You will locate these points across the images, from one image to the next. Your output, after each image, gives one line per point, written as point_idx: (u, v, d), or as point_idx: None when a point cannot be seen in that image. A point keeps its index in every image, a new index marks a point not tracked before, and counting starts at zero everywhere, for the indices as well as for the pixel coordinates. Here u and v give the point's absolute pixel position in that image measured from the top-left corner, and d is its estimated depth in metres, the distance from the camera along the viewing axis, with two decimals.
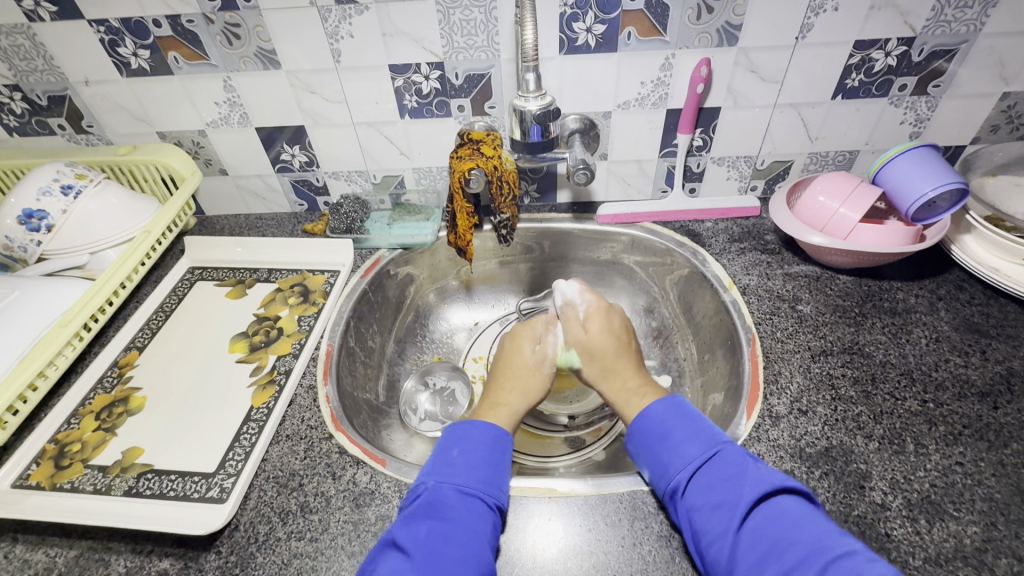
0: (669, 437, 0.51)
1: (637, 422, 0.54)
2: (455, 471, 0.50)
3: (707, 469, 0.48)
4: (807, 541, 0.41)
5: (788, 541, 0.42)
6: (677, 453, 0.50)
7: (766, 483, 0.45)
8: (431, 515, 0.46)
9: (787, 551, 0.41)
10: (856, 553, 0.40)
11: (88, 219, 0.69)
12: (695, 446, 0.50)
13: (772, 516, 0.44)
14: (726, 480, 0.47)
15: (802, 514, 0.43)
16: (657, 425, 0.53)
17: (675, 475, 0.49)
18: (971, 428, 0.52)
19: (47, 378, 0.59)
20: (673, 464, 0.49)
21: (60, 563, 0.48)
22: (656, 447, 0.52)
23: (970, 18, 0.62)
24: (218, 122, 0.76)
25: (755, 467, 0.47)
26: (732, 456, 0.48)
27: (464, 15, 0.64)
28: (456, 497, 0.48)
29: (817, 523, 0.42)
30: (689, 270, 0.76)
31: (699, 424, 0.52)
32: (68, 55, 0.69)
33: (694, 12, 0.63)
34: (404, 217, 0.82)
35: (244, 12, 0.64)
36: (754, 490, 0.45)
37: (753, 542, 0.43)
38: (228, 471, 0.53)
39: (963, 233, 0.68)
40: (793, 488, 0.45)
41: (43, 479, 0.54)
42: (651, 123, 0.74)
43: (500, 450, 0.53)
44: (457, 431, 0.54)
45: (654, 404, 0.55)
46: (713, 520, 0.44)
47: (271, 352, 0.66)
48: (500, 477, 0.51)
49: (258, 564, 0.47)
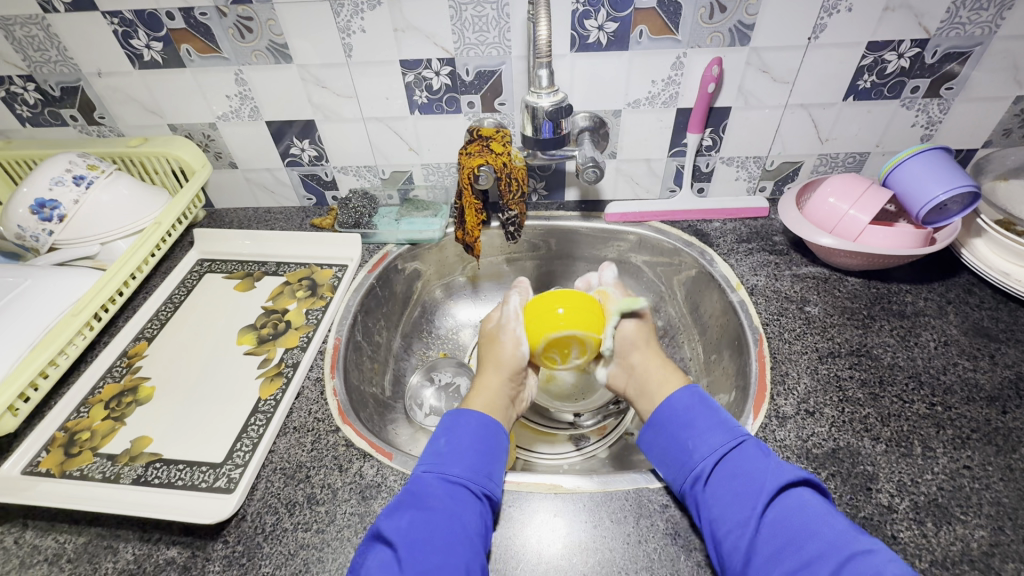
0: (694, 426, 0.52)
1: (659, 409, 0.55)
2: (443, 460, 0.51)
3: (730, 459, 0.48)
4: (827, 533, 0.42)
5: (806, 533, 0.43)
6: (701, 440, 0.50)
7: (790, 474, 0.46)
8: (414, 505, 0.47)
9: (808, 542, 0.42)
10: (875, 550, 0.40)
11: (99, 210, 0.69)
12: (720, 435, 0.50)
13: (793, 508, 0.44)
14: (747, 472, 0.47)
15: (823, 508, 0.44)
16: (682, 414, 0.53)
17: (700, 462, 0.49)
18: (980, 432, 0.52)
19: (59, 367, 0.59)
20: (697, 451, 0.50)
21: (69, 550, 0.48)
22: (681, 435, 0.52)
23: (985, 20, 0.62)
24: (229, 116, 0.77)
25: (773, 460, 0.48)
26: (754, 448, 0.49)
27: (476, 11, 0.64)
28: (441, 485, 0.48)
29: (837, 518, 0.43)
30: (696, 270, 0.76)
31: (721, 415, 0.52)
32: (82, 47, 0.69)
33: (707, 11, 0.63)
34: (412, 212, 0.82)
35: (256, 6, 0.65)
36: (776, 481, 0.46)
37: (774, 532, 0.44)
38: (235, 461, 0.54)
39: (973, 237, 0.68)
40: (810, 482, 0.46)
41: (53, 466, 0.55)
42: (661, 122, 0.74)
43: (488, 439, 0.54)
44: (448, 421, 0.55)
45: (681, 391, 0.55)
46: (734, 509, 0.45)
47: (279, 344, 0.66)
48: (489, 465, 0.51)
49: (265, 554, 0.47)
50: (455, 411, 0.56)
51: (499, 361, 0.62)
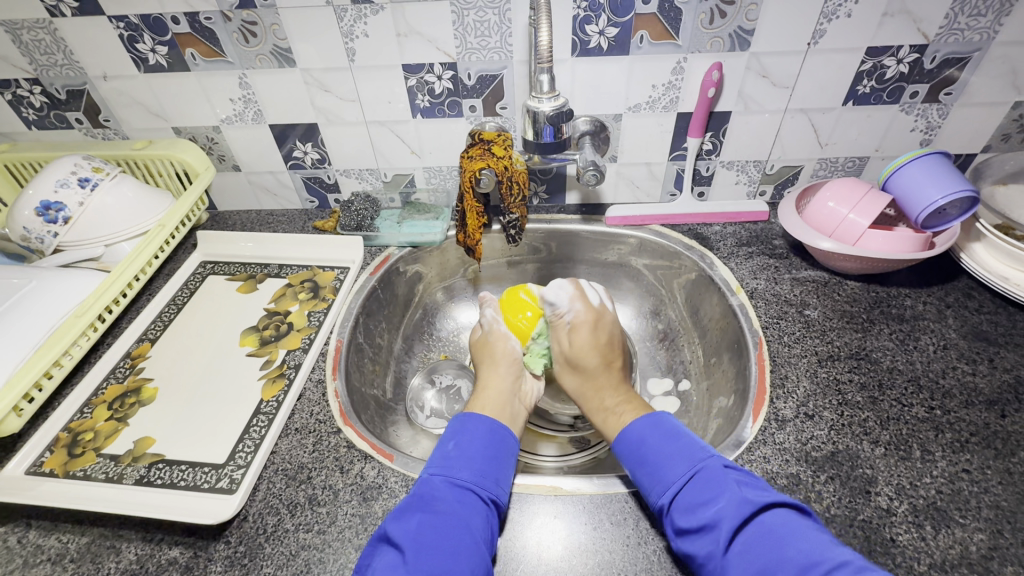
0: (649, 462, 0.51)
1: (618, 446, 0.55)
2: (451, 463, 0.51)
3: (686, 492, 0.47)
4: (793, 556, 0.41)
5: (775, 559, 0.41)
6: (656, 477, 0.50)
7: (749, 502, 0.45)
8: (423, 508, 0.47)
9: (779, 568, 0.41)
10: (847, 563, 0.39)
11: (103, 212, 0.70)
12: (675, 468, 0.49)
13: (758, 536, 0.43)
14: (705, 502, 0.46)
15: (789, 528, 0.42)
16: (636, 448, 0.53)
17: (658, 500, 0.48)
18: (978, 435, 0.52)
19: (63, 367, 0.60)
20: (654, 488, 0.49)
21: (72, 550, 0.49)
22: (638, 472, 0.51)
23: (983, 26, 0.62)
24: (233, 119, 0.77)
25: (737, 484, 0.47)
26: (713, 473, 0.48)
27: (478, 16, 0.65)
28: (450, 489, 0.49)
29: (804, 537, 0.42)
30: (697, 274, 0.76)
31: (678, 444, 0.52)
32: (88, 51, 0.70)
33: (707, 17, 0.63)
34: (413, 216, 0.83)
35: (261, 10, 0.65)
36: (734, 510, 0.44)
37: (742, 564, 0.42)
38: (238, 462, 0.54)
39: (972, 242, 0.68)
40: (774, 504, 0.45)
41: (57, 466, 0.55)
42: (662, 126, 0.74)
43: (496, 445, 0.54)
44: (456, 426, 0.56)
45: (636, 421, 0.56)
46: (697, 544, 0.44)
47: (281, 346, 0.67)
48: (497, 470, 0.52)
49: (266, 555, 0.48)
50: (462, 416, 0.57)
51: (495, 357, 0.65)
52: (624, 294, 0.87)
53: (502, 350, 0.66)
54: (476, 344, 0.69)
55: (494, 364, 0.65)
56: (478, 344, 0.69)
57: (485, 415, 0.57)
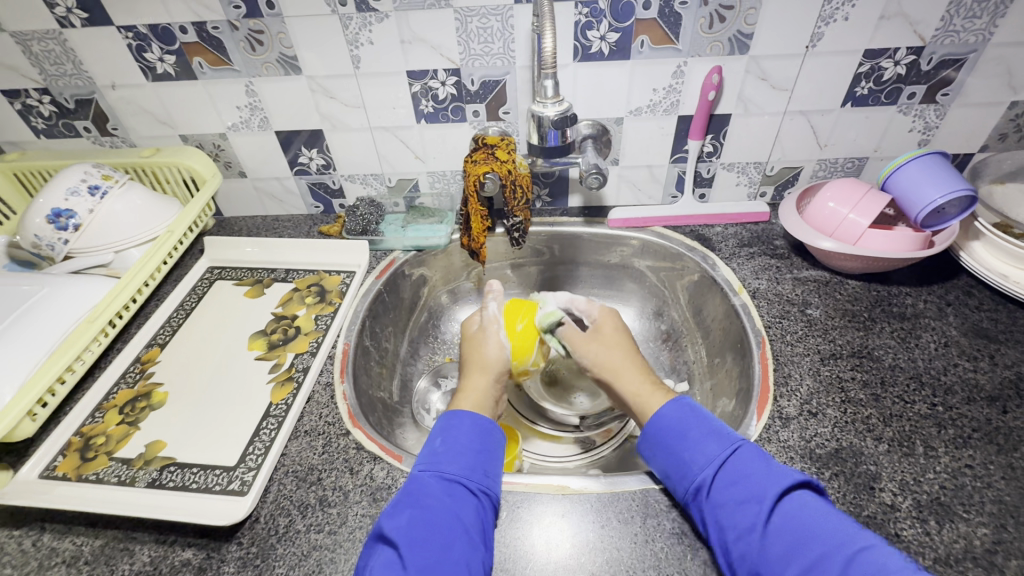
0: (688, 436, 0.50)
1: (652, 424, 0.53)
2: (439, 459, 0.51)
3: (725, 467, 0.47)
4: (831, 534, 0.41)
5: (811, 535, 0.42)
6: (697, 451, 0.49)
7: (788, 478, 0.45)
8: (412, 504, 0.47)
9: (813, 545, 0.41)
10: (874, 546, 0.40)
11: (112, 219, 0.71)
12: (715, 445, 0.49)
13: (795, 513, 0.43)
14: (746, 477, 0.46)
15: (823, 509, 0.43)
16: (676, 424, 0.52)
17: (698, 473, 0.48)
18: (980, 431, 0.53)
19: (75, 372, 0.61)
20: (695, 462, 0.49)
21: (86, 552, 0.49)
22: (673, 447, 0.51)
23: (979, 28, 0.63)
24: (240, 126, 0.78)
25: (772, 465, 0.47)
26: (750, 454, 0.48)
27: (481, 23, 0.66)
28: (438, 484, 0.49)
29: (839, 518, 0.43)
30: (699, 275, 0.77)
31: (714, 423, 0.51)
32: (97, 61, 0.71)
33: (706, 21, 0.64)
34: (417, 220, 0.84)
35: (267, 20, 0.66)
36: (775, 486, 0.45)
37: (780, 538, 0.43)
38: (249, 464, 0.55)
39: (971, 240, 0.69)
40: (808, 484, 0.45)
41: (70, 470, 0.56)
42: (663, 129, 0.75)
43: (485, 438, 0.54)
44: (446, 422, 0.55)
45: (668, 406, 0.54)
46: (739, 516, 0.44)
47: (289, 350, 0.67)
48: (486, 462, 0.52)
49: (278, 555, 0.48)
50: (449, 414, 0.56)
51: (484, 363, 0.63)
52: (627, 296, 0.88)
53: (492, 354, 0.64)
54: (466, 339, 0.67)
55: (481, 371, 0.63)
56: (468, 340, 0.67)
57: (473, 414, 0.56)
